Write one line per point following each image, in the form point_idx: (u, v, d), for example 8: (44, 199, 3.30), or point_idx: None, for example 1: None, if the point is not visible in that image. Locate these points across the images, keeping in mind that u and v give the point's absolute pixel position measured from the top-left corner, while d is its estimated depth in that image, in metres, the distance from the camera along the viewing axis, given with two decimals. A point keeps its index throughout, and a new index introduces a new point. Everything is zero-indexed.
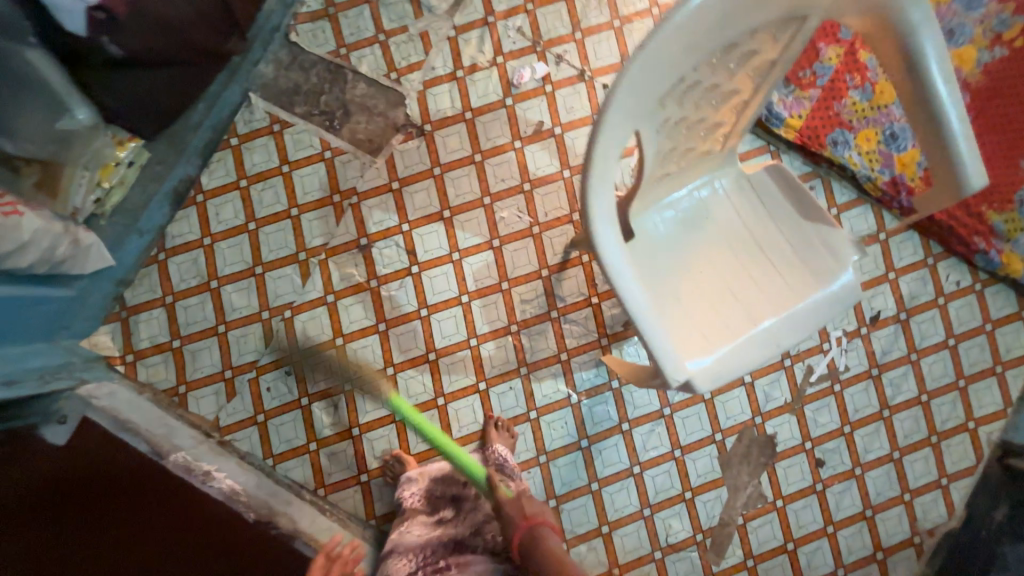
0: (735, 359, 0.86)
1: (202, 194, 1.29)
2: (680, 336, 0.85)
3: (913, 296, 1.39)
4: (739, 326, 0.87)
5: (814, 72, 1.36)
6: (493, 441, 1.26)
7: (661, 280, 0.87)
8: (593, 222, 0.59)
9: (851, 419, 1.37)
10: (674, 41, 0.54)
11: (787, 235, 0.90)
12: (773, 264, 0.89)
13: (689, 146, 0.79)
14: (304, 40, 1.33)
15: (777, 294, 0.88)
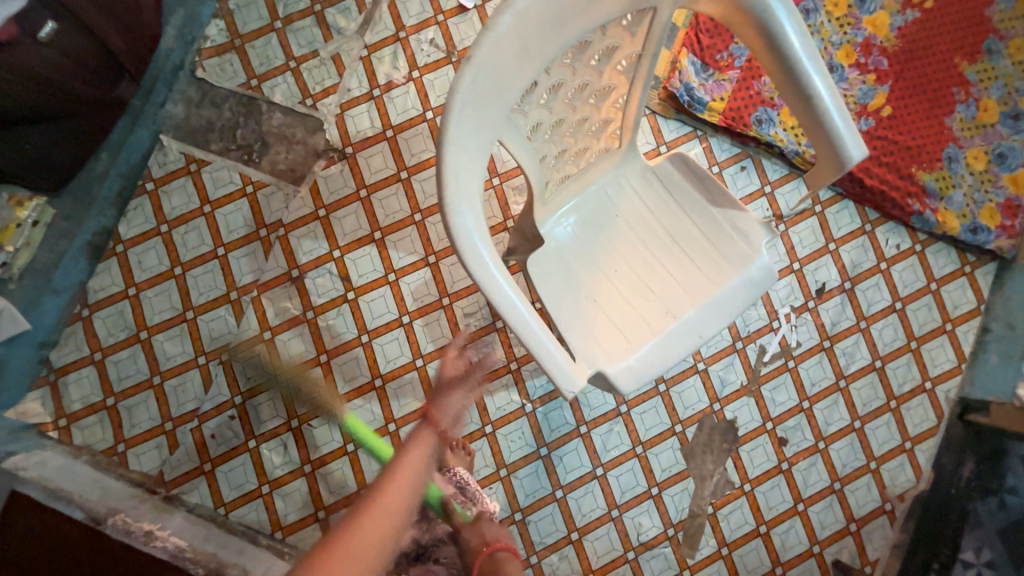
0: (659, 354, 0.85)
1: (122, 244, 1.25)
2: (599, 336, 0.86)
3: (855, 265, 1.39)
4: (660, 320, 0.87)
5: (731, 54, 1.36)
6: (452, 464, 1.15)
7: (577, 281, 0.89)
8: (458, 237, 0.59)
9: (809, 394, 1.36)
10: (507, 45, 0.54)
11: (696, 223, 0.91)
12: (686, 254, 0.90)
13: (573, 145, 0.80)
14: (211, 75, 1.30)
15: (693, 283, 0.89)
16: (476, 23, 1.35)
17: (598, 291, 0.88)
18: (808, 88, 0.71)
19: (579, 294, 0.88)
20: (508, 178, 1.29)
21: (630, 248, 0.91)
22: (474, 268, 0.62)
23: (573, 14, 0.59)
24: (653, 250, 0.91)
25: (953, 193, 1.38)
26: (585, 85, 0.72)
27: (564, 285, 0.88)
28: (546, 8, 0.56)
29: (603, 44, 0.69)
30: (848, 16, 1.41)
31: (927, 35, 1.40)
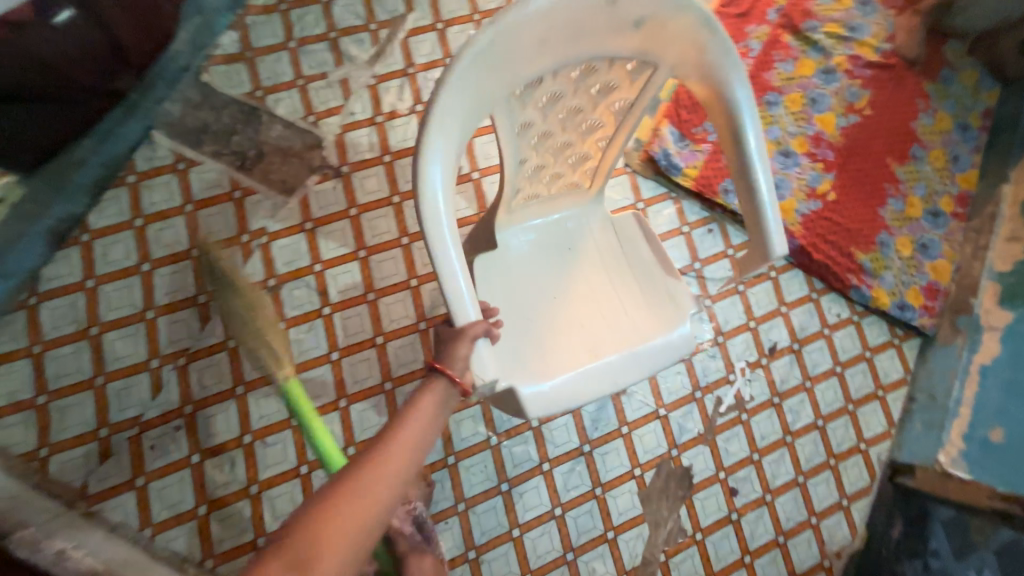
0: (570, 393, 0.89)
1: (88, 233, 1.20)
2: (525, 356, 0.90)
3: (802, 328, 1.52)
4: (581, 358, 0.92)
5: (705, 129, 1.53)
6: None
7: (520, 297, 0.94)
8: (423, 199, 0.65)
9: (759, 446, 1.44)
10: (532, 26, 0.65)
11: (637, 271, 0.99)
12: (622, 298, 0.97)
13: (552, 164, 0.90)
14: (216, 81, 1.32)
15: (625, 328, 0.95)
16: None
17: (543, 313, 0.94)
18: (751, 177, 0.81)
19: (525, 316, 0.93)
20: None
21: (581, 284, 0.97)
22: (431, 244, 0.67)
23: (585, 33, 0.70)
24: (600, 288, 0.98)
25: (885, 273, 1.56)
26: (576, 110, 0.83)
27: (507, 298, 0.94)
28: (567, 23, 0.67)
29: (604, 79, 0.80)
30: (803, 112, 1.62)
31: (866, 137, 1.63)
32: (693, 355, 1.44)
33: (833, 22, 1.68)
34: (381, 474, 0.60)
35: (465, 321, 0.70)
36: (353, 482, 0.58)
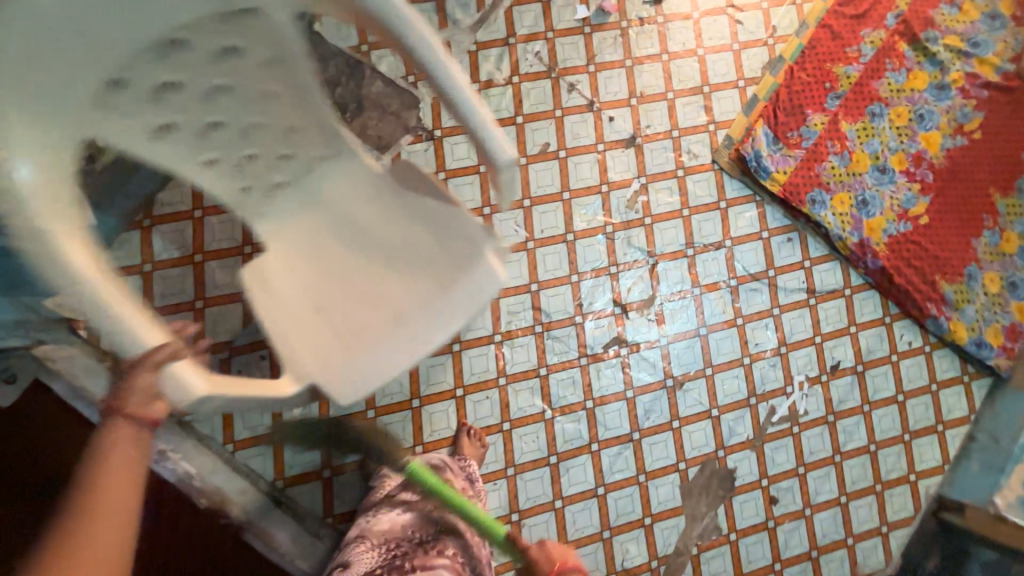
0: (386, 351, 0.94)
1: None
2: (335, 341, 0.97)
3: (870, 351, 1.48)
4: (394, 319, 0.95)
5: (801, 134, 1.48)
6: (464, 450, 1.25)
7: (274, 269, 1.01)
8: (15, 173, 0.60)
9: (806, 460, 1.43)
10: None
11: (362, 223, 1.01)
12: (378, 258, 1.00)
13: (297, 154, 0.97)
14: (327, 31, 1.35)
15: (385, 287, 0.98)
16: (580, 49, 1.44)
17: (282, 276, 1.01)
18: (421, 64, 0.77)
19: (347, 283, 1.00)
20: (577, 196, 1.40)
21: (339, 255, 1.01)
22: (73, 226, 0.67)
23: None
24: (327, 246, 1.02)
25: (967, 307, 1.49)
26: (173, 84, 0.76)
27: (284, 274, 1.01)
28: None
29: None
30: (908, 128, 1.54)
31: (971, 162, 1.54)
32: (753, 361, 1.43)
33: (954, 34, 1.57)
34: (100, 509, 0.60)
35: (151, 342, 0.70)
36: (93, 504, 0.60)
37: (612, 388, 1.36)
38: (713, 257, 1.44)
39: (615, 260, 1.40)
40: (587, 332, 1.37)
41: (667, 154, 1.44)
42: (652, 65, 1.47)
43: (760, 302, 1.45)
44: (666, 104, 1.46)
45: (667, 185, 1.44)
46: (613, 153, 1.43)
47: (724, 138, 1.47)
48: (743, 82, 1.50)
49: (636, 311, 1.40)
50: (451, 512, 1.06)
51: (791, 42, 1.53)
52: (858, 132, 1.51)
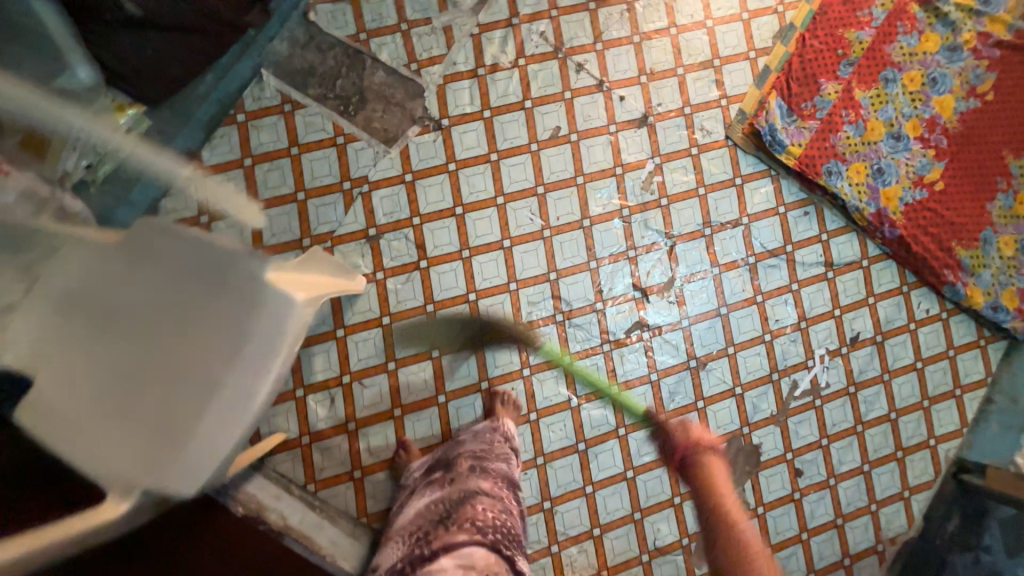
0: (203, 446, 0.69)
1: (202, 169, 1.21)
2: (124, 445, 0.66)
3: (888, 320, 1.49)
4: (194, 408, 0.68)
5: (815, 105, 1.45)
6: (500, 415, 1.24)
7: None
8: None
9: (829, 432, 1.45)
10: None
11: (102, 302, 0.69)
12: (134, 344, 0.68)
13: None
14: (323, 21, 1.29)
15: (156, 362, 0.68)
16: (587, 26, 1.39)
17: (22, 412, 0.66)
18: None
19: (92, 401, 0.66)
20: (591, 179, 1.37)
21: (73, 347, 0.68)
22: None
23: None
24: (51, 347, 0.68)
25: (984, 272, 1.50)
26: None
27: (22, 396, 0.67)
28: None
29: None
30: (921, 93, 1.51)
31: (985, 125, 1.52)
32: (774, 337, 1.43)
33: None
34: None
35: None
36: None
37: (636, 373, 1.36)
38: (730, 235, 1.43)
39: (632, 244, 1.38)
40: (608, 318, 1.36)
41: (681, 132, 1.41)
42: (661, 41, 1.43)
43: (779, 278, 1.44)
44: (677, 80, 1.42)
45: (681, 163, 1.41)
46: (625, 134, 1.39)
47: (737, 112, 1.44)
48: (754, 53, 1.46)
49: (655, 295, 1.39)
50: (472, 478, 1.01)
51: (801, 9, 1.49)
52: (871, 99, 1.48)
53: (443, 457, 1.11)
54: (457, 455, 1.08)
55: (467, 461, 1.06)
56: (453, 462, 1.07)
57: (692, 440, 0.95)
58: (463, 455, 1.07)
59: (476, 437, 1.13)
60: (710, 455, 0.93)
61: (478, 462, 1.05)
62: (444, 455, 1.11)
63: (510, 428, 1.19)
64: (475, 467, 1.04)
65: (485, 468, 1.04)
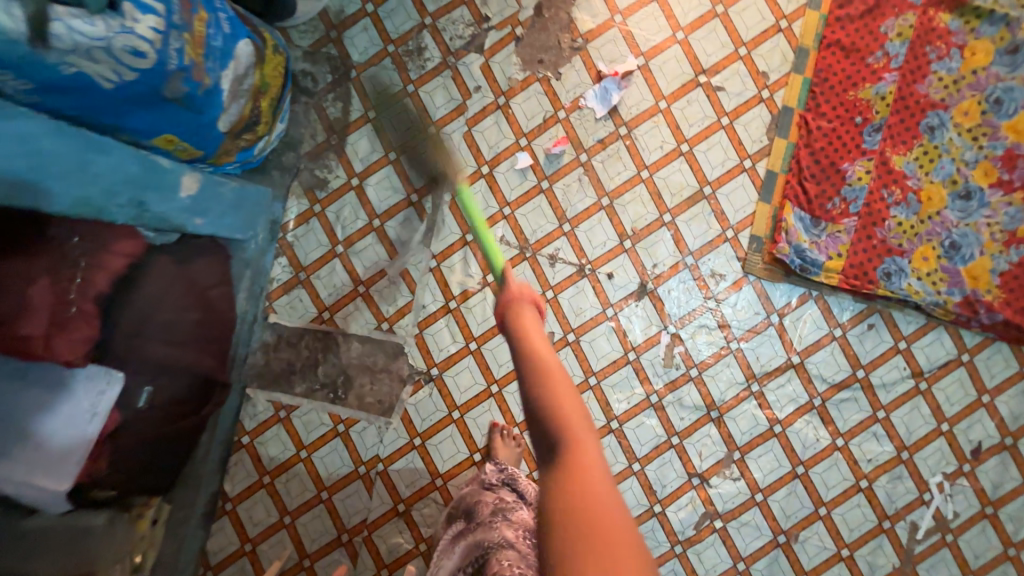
0: None
1: (230, 501, 1.25)
2: None
3: (1015, 416, 1.20)
4: None
5: (844, 198, 1.18)
6: (500, 454, 1.18)
7: None
8: None
9: (974, 567, 1.21)
10: None
11: None
12: None
13: None
14: (285, 316, 1.25)
15: None
16: (547, 211, 1.23)
17: None
18: None
19: None
20: (604, 376, 1.23)
21: None
22: None
23: None
24: None
25: None
26: None
27: None
28: None
29: None
30: (984, 126, 1.17)
31: None
32: (873, 481, 1.21)
33: None
34: None
35: None
36: None
37: (720, 567, 1.22)
38: (783, 383, 1.22)
39: (673, 430, 1.23)
40: (671, 518, 1.23)
41: (689, 288, 1.22)
42: (634, 190, 1.23)
43: (859, 411, 1.21)
44: (668, 231, 1.22)
45: (701, 322, 1.23)
46: (626, 313, 1.23)
47: (750, 241, 1.22)
48: (749, 161, 1.22)
49: (716, 476, 1.22)
50: (494, 525, 0.88)
51: (793, 83, 1.21)
52: (917, 160, 1.17)
53: (467, 508, 1.01)
54: (480, 503, 0.98)
55: (489, 508, 0.95)
56: (474, 511, 0.96)
57: (510, 294, 0.74)
58: (485, 503, 0.97)
59: (494, 490, 1.02)
60: (521, 305, 0.72)
61: (504, 504, 0.95)
62: (468, 503, 1.01)
63: (532, 493, 1.01)
64: (500, 512, 0.93)
65: (507, 516, 0.91)
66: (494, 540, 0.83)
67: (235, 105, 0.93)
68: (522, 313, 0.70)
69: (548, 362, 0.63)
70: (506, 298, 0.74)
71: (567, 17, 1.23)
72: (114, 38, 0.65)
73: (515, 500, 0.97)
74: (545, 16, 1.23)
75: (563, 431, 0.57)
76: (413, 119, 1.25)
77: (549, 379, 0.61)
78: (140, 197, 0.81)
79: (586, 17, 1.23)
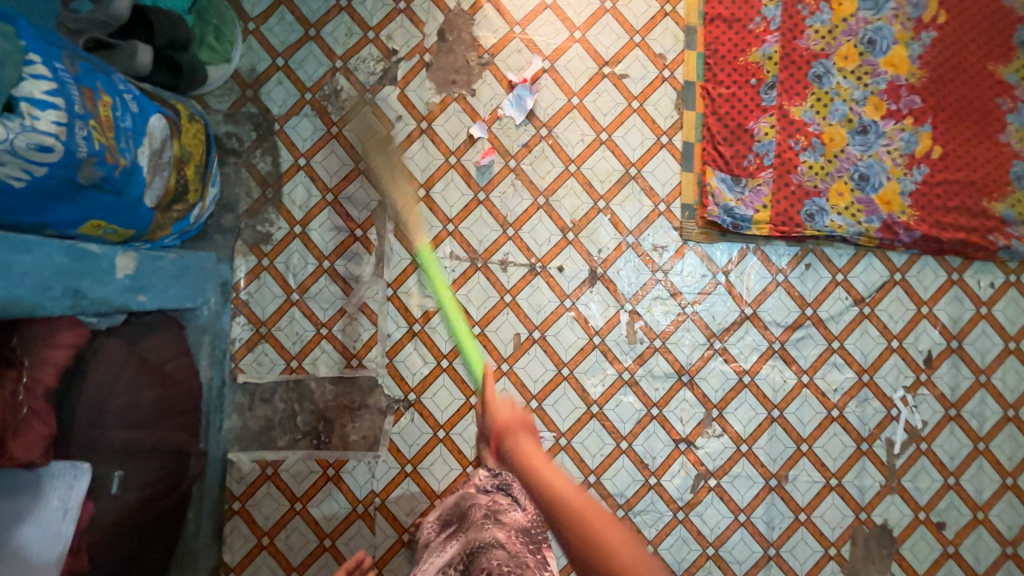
0: None
1: (233, 571, 1.22)
2: None
3: (955, 320, 1.30)
4: None
5: (757, 154, 1.26)
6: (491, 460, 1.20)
7: None
8: None
9: (952, 468, 1.28)
10: None
11: None
12: None
13: None
14: (253, 373, 1.25)
15: None
16: (489, 220, 1.28)
17: None
18: None
19: None
20: (576, 365, 1.27)
21: None
22: None
23: None
24: None
25: None
26: None
27: None
28: None
29: None
30: (865, 65, 1.28)
31: (951, 55, 1.27)
32: (844, 408, 1.28)
33: None
34: None
35: None
36: None
37: (723, 523, 1.26)
38: (742, 334, 1.28)
39: (651, 402, 1.27)
40: (667, 486, 1.26)
41: (636, 265, 1.28)
42: (567, 184, 1.29)
43: (816, 346, 1.28)
44: (605, 216, 1.28)
45: (656, 294, 1.28)
46: (583, 301, 1.28)
47: (682, 210, 1.29)
48: (666, 137, 1.30)
49: (700, 437, 1.27)
50: (487, 527, 0.90)
51: (689, 59, 1.30)
52: (813, 107, 1.27)
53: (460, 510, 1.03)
54: (473, 507, 0.99)
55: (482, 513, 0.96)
56: (467, 516, 0.97)
57: (500, 426, 0.78)
58: (478, 508, 0.98)
59: (490, 494, 1.03)
60: (518, 434, 0.76)
61: (497, 507, 0.97)
62: (462, 507, 1.02)
63: (526, 499, 1.02)
64: (494, 514, 0.94)
65: (501, 518, 0.93)
66: (485, 539, 0.84)
67: (157, 179, 0.95)
68: (523, 445, 0.75)
69: (580, 503, 0.64)
70: (508, 440, 0.76)
71: (470, 37, 1.30)
72: (15, 139, 0.66)
73: (510, 504, 0.99)
74: (449, 39, 1.29)
75: (580, 521, 0.61)
76: (343, 158, 1.28)
77: (583, 510, 0.62)
78: (74, 285, 0.82)
79: (487, 34, 1.30)
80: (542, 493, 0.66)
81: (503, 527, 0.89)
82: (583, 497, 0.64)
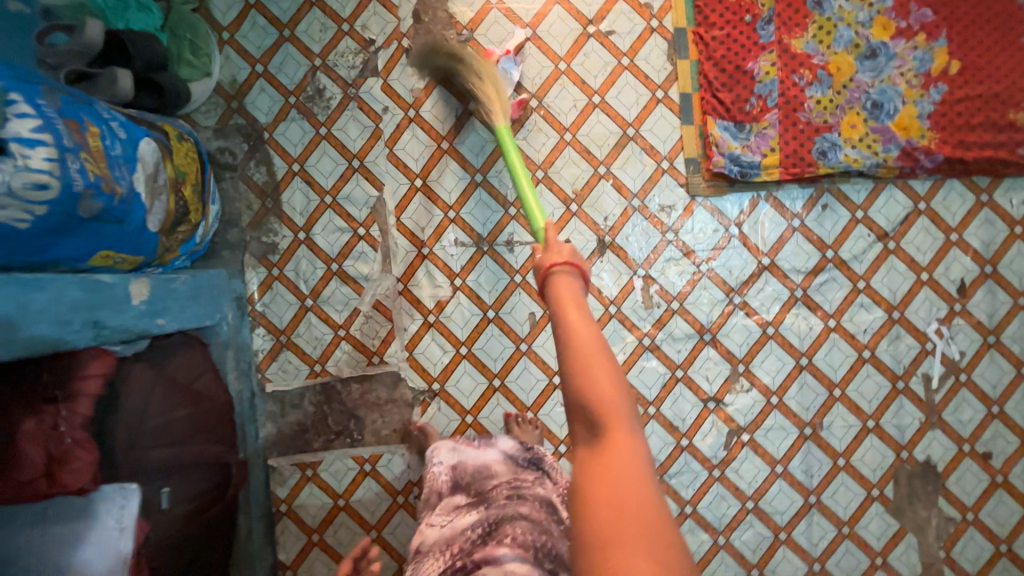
0: None
1: (290, 568, 1.28)
2: None
3: (988, 244, 1.23)
4: None
5: (759, 96, 1.20)
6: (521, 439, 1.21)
7: None
8: None
9: (995, 397, 1.24)
10: None
11: None
12: None
13: None
14: (280, 382, 1.28)
15: None
16: (490, 201, 1.26)
17: None
18: None
19: None
20: None
21: None
22: None
23: None
24: None
25: None
26: None
27: None
28: None
29: None
30: None
31: None
32: (875, 348, 1.24)
33: None
34: None
35: None
36: None
37: (759, 476, 1.25)
38: (762, 286, 1.25)
39: (674, 364, 1.26)
40: (700, 446, 1.26)
41: (645, 228, 1.25)
42: (564, 154, 1.25)
43: (841, 288, 1.24)
44: (607, 182, 1.25)
45: (668, 256, 1.25)
46: (595, 271, 1.26)
47: (686, 165, 1.24)
48: (661, 91, 1.24)
49: (729, 394, 1.25)
50: (511, 502, 0.88)
51: (677, 4, 1.23)
52: (816, 37, 1.20)
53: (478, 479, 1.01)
54: (497, 484, 0.97)
55: (505, 490, 0.93)
56: (489, 492, 0.95)
57: (556, 279, 0.63)
58: (501, 485, 0.95)
59: (516, 472, 1.01)
60: (567, 284, 0.63)
61: (521, 482, 0.95)
62: (483, 477, 1.01)
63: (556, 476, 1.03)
64: (518, 488, 0.92)
65: (526, 493, 0.91)
66: (509, 514, 0.84)
67: (157, 203, 0.95)
68: (567, 296, 0.61)
69: (595, 359, 0.52)
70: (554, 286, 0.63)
71: (446, 15, 1.25)
72: (11, 180, 0.67)
73: (535, 479, 0.98)
74: (426, 20, 1.25)
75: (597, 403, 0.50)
76: (336, 158, 1.27)
77: (589, 359, 0.52)
78: (93, 317, 0.84)
79: (464, 9, 1.25)
80: (563, 337, 0.55)
81: (527, 501, 0.89)
82: (609, 380, 0.51)
